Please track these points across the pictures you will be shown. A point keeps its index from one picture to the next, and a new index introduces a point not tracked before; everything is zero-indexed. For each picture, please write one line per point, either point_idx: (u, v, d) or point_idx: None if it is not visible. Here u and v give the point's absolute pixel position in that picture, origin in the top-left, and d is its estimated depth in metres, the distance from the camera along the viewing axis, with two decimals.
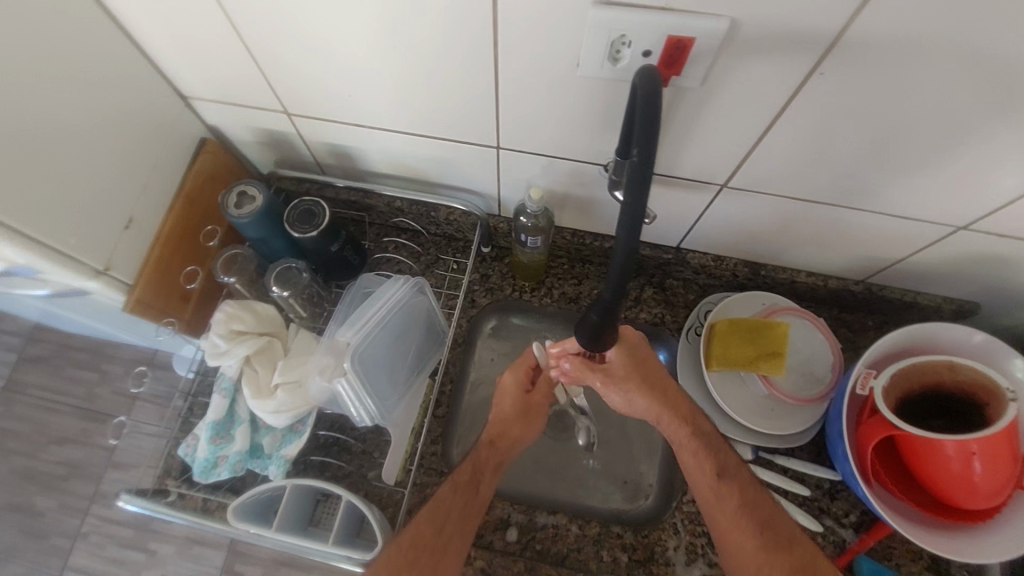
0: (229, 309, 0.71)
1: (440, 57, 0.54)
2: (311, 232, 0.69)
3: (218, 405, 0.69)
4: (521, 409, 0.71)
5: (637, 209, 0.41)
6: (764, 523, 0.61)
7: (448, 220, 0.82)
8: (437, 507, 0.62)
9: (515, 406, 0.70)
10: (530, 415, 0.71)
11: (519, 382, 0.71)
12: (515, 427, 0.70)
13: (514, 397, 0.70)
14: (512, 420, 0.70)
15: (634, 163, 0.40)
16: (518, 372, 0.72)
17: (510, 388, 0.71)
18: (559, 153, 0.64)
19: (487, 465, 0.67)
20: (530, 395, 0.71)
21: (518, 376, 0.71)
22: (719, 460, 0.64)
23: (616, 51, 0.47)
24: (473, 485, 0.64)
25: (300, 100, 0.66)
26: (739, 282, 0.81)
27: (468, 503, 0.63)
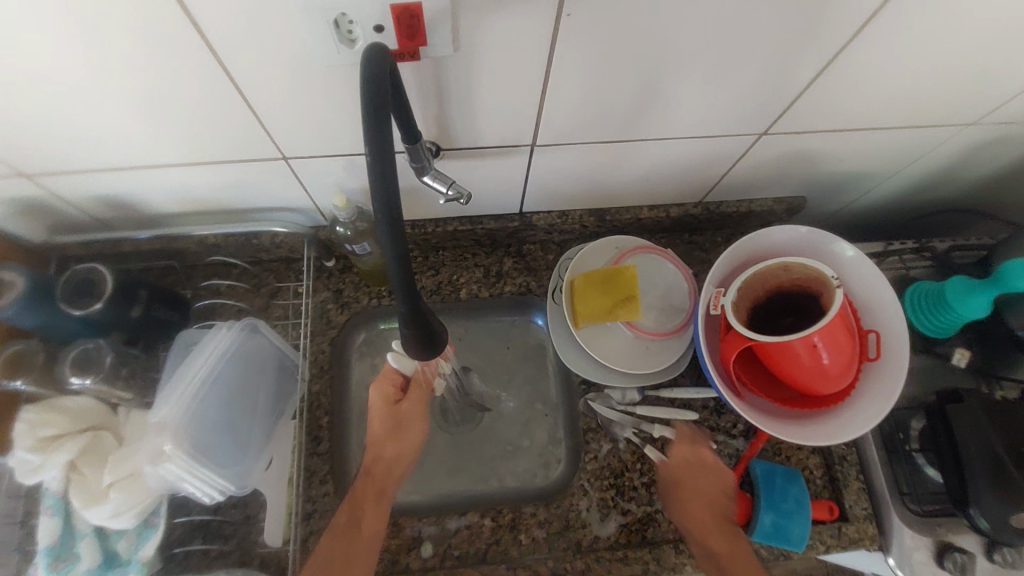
0: (29, 417, 0.59)
1: (161, 76, 0.46)
2: (98, 305, 0.61)
3: (47, 527, 0.59)
4: (391, 424, 0.66)
5: (388, 187, 0.36)
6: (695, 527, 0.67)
7: (273, 245, 0.74)
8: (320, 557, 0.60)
9: (385, 422, 0.66)
10: (404, 426, 0.67)
11: (386, 397, 0.65)
12: (388, 448, 0.67)
13: (382, 417, 0.65)
14: (383, 441, 0.67)
15: (370, 158, 0.35)
16: (383, 388, 0.66)
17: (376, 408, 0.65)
18: (354, 151, 0.58)
19: (367, 503, 0.64)
20: (401, 406, 0.66)
21: (384, 389, 0.65)
22: (715, 539, 0.66)
23: (346, 32, 0.42)
24: (353, 525, 0.62)
25: (27, 157, 0.55)
26: (591, 232, 0.80)
27: (351, 547, 0.61)
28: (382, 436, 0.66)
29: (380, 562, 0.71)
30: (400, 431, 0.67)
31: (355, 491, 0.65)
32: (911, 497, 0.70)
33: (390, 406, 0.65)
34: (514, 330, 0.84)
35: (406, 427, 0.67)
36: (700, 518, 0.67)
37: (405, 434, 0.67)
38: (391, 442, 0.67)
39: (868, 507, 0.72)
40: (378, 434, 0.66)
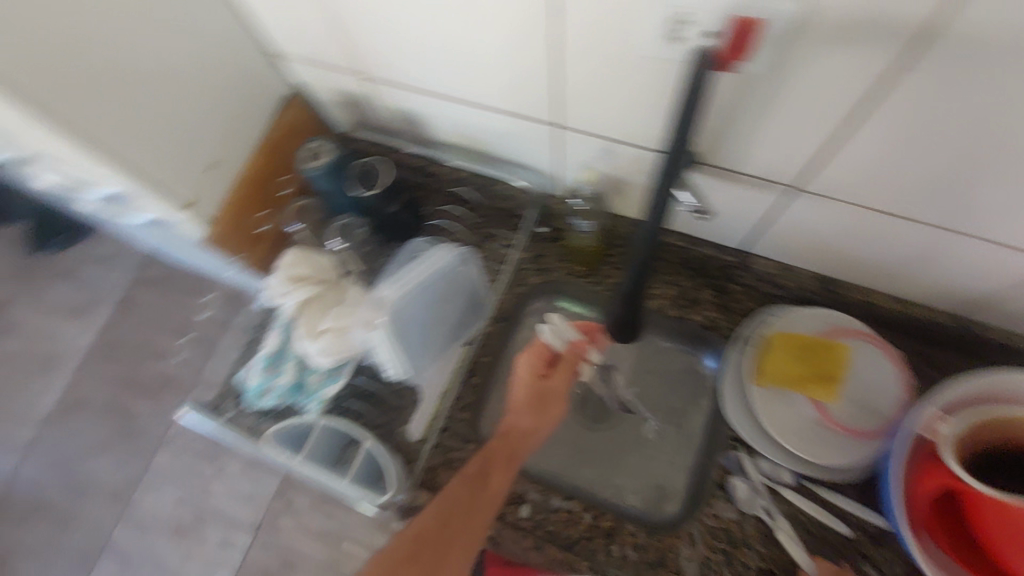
0: (292, 255, 0.76)
1: (504, 28, 0.53)
2: (370, 191, 0.74)
3: (275, 340, 0.76)
4: (535, 396, 0.71)
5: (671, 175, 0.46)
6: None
7: (506, 195, 0.82)
8: (447, 498, 0.63)
9: (528, 394, 0.71)
10: (545, 403, 0.71)
11: (534, 368, 0.72)
12: (524, 420, 0.69)
13: (527, 385, 0.71)
14: (523, 412, 0.70)
15: (667, 157, 0.45)
16: (534, 359, 0.73)
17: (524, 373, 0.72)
18: (620, 138, 0.62)
19: (495, 472, 0.66)
20: (546, 381, 0.72)
21: (533, 361, 0.73)
22: None
23: (677, 30, 0.45)
24: (481, 477, 0.65)
25: (374, 64, 0.68)
26: (807, 297, 0.75)
27: (478, 498, 0.63)
28: (523, 405, 0.70)
29: None
30: (541, 407, 0.71)
31: (488, 452, 0.67)
32: None
33: (535, 376, 0.72)
34: (682, 358, 0.83)
35: (547, 406, 0.71)
36: None
37: (546, 410, 0.71)
38: (535, 415, 0.70)
39: None
40: (522, 399, 0.71)
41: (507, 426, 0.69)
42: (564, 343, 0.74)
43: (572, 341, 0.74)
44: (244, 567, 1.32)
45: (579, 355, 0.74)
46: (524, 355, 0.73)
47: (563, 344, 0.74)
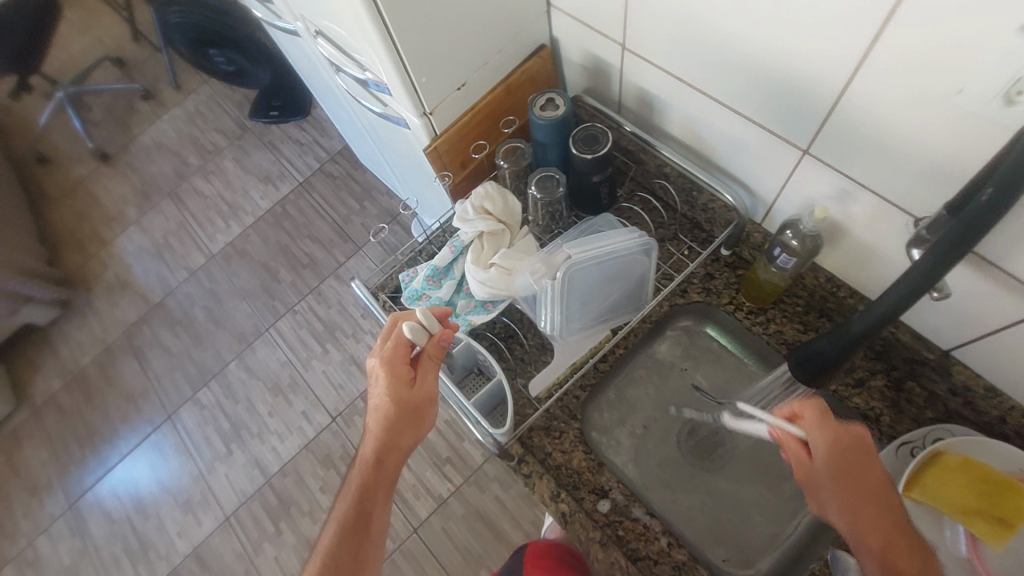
0: (488, 189, 0.81)
1: (808, 39, 0.51)
2: (587, 155, 0.75)
3: (445, 255, 0.80)
4: (407, 409, 0.64)
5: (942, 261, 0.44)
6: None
7: (706, 206, 0.80)
8: (361, 509, 0.65)
9: (395, 407, 0.63)
10: (419, 413, 0.64)
11: (400, 374, 0.64)
12: (405, 438, 0.64)
13: (398, 390, 0.63)
14: (398, 429, 0.64)
15: (954, 229, 0.42)
16: (393, 361, 0.64)
17: (386, 377, 0.63)
18: (868, 187, 0.58)
19: (374, 488, 0.65)
20: (414, 389, 0.64)
21: (394, 362, 0.64)
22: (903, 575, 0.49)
23: (1018, 90, 0.41)
24: (376, 486, 0.65)
25: (643, 39, 0.70)
26: (1000, 430, 0.66)
27: (370, 502, 0.65)
28: (396, 419, 0.63)
29: (567, 477, 0.77)
30: (415, 418, 0.64)
31: (376, 474, 0.65)
32: None
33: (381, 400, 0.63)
34: None
35: (423, 414, 0.64)
36: None
37: (413, 428, 0.64)
38: (406, 432, 0.64)
39: None
40: (377, 430, 0.64)
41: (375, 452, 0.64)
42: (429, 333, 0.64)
43: (433, 330, 0.64)
44: (313, 443, 1.46)
45: (444, 347, 0.65)
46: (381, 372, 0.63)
47: (423, 338, 0.63)
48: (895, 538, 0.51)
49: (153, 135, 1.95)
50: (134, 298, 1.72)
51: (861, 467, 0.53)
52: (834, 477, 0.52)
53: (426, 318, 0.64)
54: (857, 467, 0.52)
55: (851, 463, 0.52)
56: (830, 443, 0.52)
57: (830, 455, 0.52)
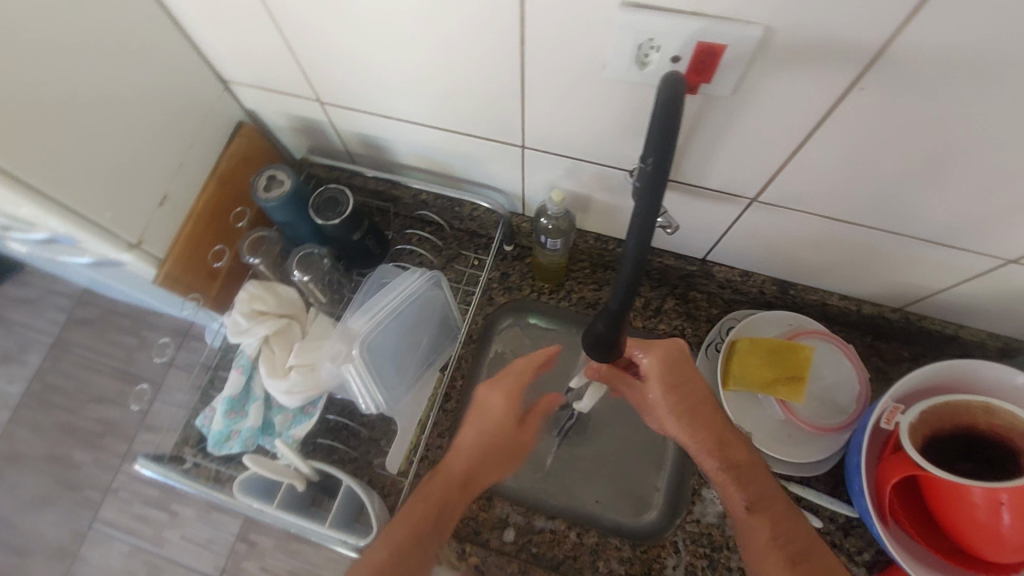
0: (251, 289, 0.72)
1: (469, 55, 0.53)
2: (334, 220, 0.71)
3: (236, 380, 0.71)
4: (506, 448, 0.69)
5: (644, 231, 0.41)
6: (743, 476, 0.59)
7: (471, 216, 0.81)
8: (411, 545, 0.61)
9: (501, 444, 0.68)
10: (509, 451, 0.69)
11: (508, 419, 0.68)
12: (490, 469, 0.67)
13: (505, 432, 0.68)
14: (487, 455, 0.67)
15: (648, 169, 0.39)
16: (502, 397, 0.69)
17: (496, 416, 0.68)
18: (586, 156, 0.62)
19: (428, 541, 0.62)
20: (520, 429, 0.70)
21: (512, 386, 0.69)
22: (752, 490, 0.58)
23: (643, 55, 0.45)
24: (435, 519, 0.63)
25: (331, 87, 0.66)
26: (766, 300, 0.78)
27: (424, 544, 0.62)
28: (492, 449, 0.68)
29: (464, 527, 0.75)
30: (512, 451, 0.69)
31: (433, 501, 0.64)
32: None
33: (507, 416, 0.68)
34: None
35: (513, 454, 0.70)
36: (788, 554, 0.56)
37: (502, 458, 0.69)
38: (493, 457, 0.68)
39: None
40: (475, 456, 0.66)
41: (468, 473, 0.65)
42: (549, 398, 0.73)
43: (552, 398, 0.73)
44: None
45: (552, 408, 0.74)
46: (495, 393, 0.68)
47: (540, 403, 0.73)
48: (728, 435, 0.60)
49: None
50: None
51: (690, 379, 0.61)
52: (665, 392, 0.60)
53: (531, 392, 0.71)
54: (684, 376, 0.61)
55: (678, 375, 0.61)
56: (658, 364, 0.60)
57: (658, 373, 0.60)
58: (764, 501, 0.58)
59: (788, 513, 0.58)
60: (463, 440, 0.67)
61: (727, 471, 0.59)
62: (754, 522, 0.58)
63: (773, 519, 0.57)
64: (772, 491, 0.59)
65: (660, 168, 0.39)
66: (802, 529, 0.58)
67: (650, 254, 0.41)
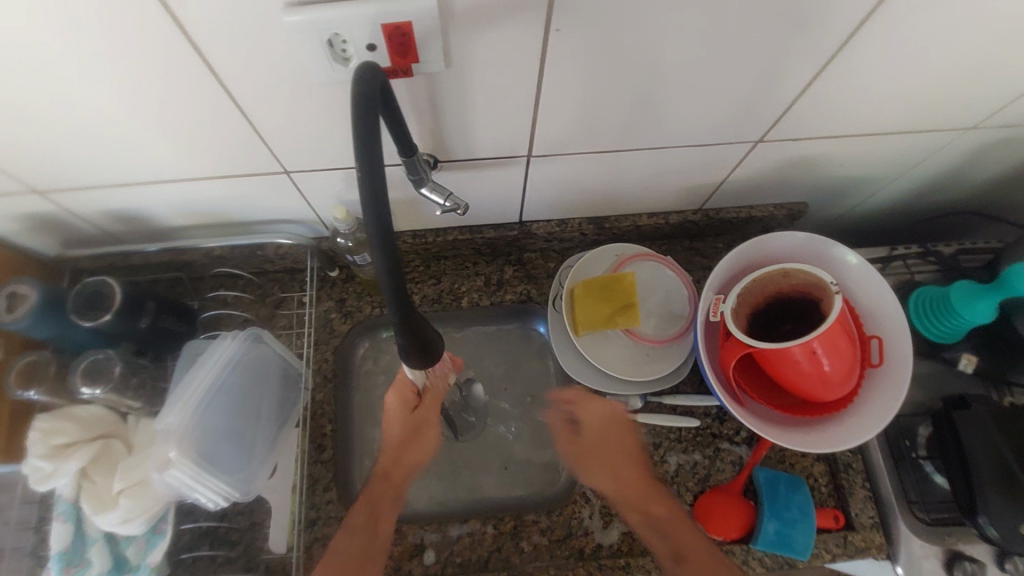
0: (43, 424, 0.61)
1: (166, 95, 0.47)
2: (105, 317, 0.62)
3: (60, 532, 0.60)
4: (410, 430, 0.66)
5: (385, 232, 0.38)
6: (645, 511, 0.64)
7: (278, 256, 0.75)
8: (336, 562, 0.59)
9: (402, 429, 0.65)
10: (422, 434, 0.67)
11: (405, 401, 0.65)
12: (408, 455, 0.66)
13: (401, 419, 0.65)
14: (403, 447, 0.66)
15: (363, 172, 0.36)
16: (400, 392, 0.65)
17: (395, 406, 0.65)
18: (353, 163, 0.59)
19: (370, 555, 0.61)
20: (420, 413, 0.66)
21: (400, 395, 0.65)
22: (652, 522, 0.63)
23: (339, 51, 0.43)
24: (370, 527, 0.62)
25: (39, 174, 0.57)
26: (591, 239, 0.80)
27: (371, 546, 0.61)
28: (400, 441, 0.66)
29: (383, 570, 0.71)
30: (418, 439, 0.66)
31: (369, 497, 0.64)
32: (919, 506, 0.69)
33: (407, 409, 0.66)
34: (517, 338, 0.84)
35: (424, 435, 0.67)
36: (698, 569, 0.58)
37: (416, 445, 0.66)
38: (409, 449, 0.66)
39: (875, 515, 0.71)
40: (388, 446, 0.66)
41: (388, 469, 0.65)
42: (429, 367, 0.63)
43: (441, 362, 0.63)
44: None
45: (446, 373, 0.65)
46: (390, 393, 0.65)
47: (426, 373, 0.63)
48: (647, 477, 0.66)
49: None
50: None
51: (621, 433, 0.68)
52: (614, 437, 0.68)
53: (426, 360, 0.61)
54: (615, 431, 0.68)
55: (619, 424, 0.68)
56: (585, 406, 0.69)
57: (598, 406, 0.69)
58: (664, 527, 0.63)
59: (688, 529, 0.62)
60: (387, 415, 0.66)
61: (644, 513, 0.64)
62: (661, 554, 0.61)
63: (680, 538, 0.62)
64: (668, 514, 0.63)
65: (370, 164, 0.36)
66: (699, 536, 0.62)
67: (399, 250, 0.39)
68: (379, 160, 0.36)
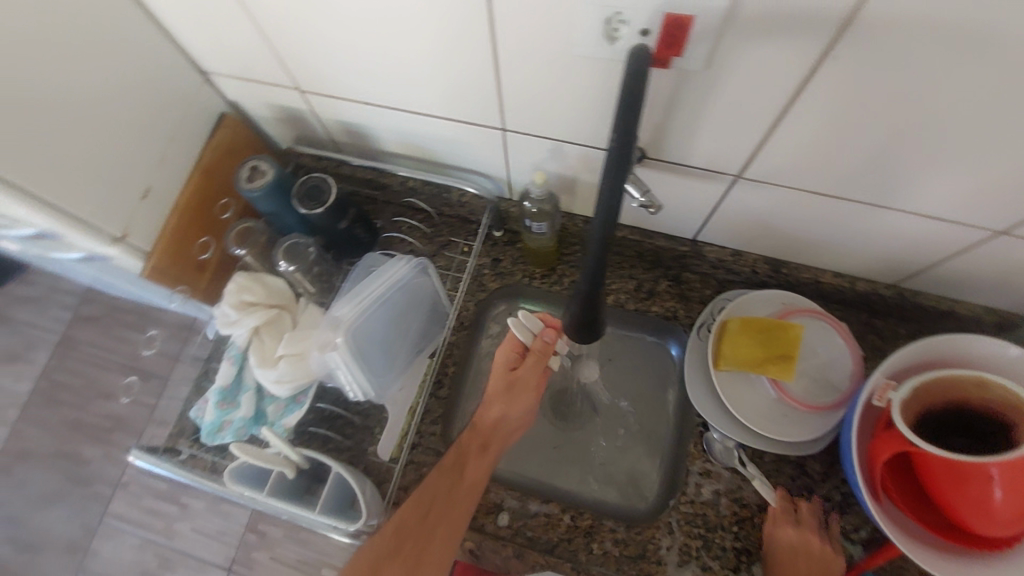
0: (240, 281, 0.73)
1: (440, 32, 0.52)
2: (316, 210, 0.70)
3: (226, 371, 0.71)
4: (504, 387, 0.66)
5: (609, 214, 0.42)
6: None
7: (460, 202, 0.81)
8: (425, 492, 0.63)
9: (499, 384, 0.66)
10: (516, 393, 0.66)
11: (506, 359, 0.67)
12: (494, 409, 0.67)
13: (497, 375, 0.66)
14: (496, 399, 0.66)
15: (612, 151, 0.40)
16: (507, 349, 0.67)
17: (497, 360, 0.67)
18: (565, 137, 0.62)
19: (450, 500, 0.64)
20: (515, 372, 0.66)
21: (505, 353, 0.67)
22: None
23: (612, 29, 0.45)
24: (458, 468, 0.65)
25: (309, 75, 0.66)
26: (760, 279, 0.77)
27: (455, 487, 0.64)
28: (496, 396, 0.66)
29: None
30: (510, 397, 0.66)
31: (461, 444, 0.66)
32: None
33: (507, 368, 0.67)
34: (647, 350, 0.84)
35: (517, 394, 0.66)
36: None
37: (510, 401, 0.66)
38: (501, 405, 0.66)
39: None
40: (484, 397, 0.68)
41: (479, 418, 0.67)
42: (533, 333, 0.65)
43: (540, 330, 0.66)
44: None
45: (549, 344, 0.66)
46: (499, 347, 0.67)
47: (529, 336, 0.65)
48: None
49: None
50: None
51: (804, 542, 0.65)
52: (815, 545, 0.65)
53: (528, 316, 0.65)
54: (809, 542, 0.65)
55: (801, 537, 0.65)
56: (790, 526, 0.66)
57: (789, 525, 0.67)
58: None
59: None
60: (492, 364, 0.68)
61: None
62: None
63: None
64: None
65: (621, 145, 0.39)
66: None
67: (614, 231, 0.43)
68: (632, 143, 0.39)
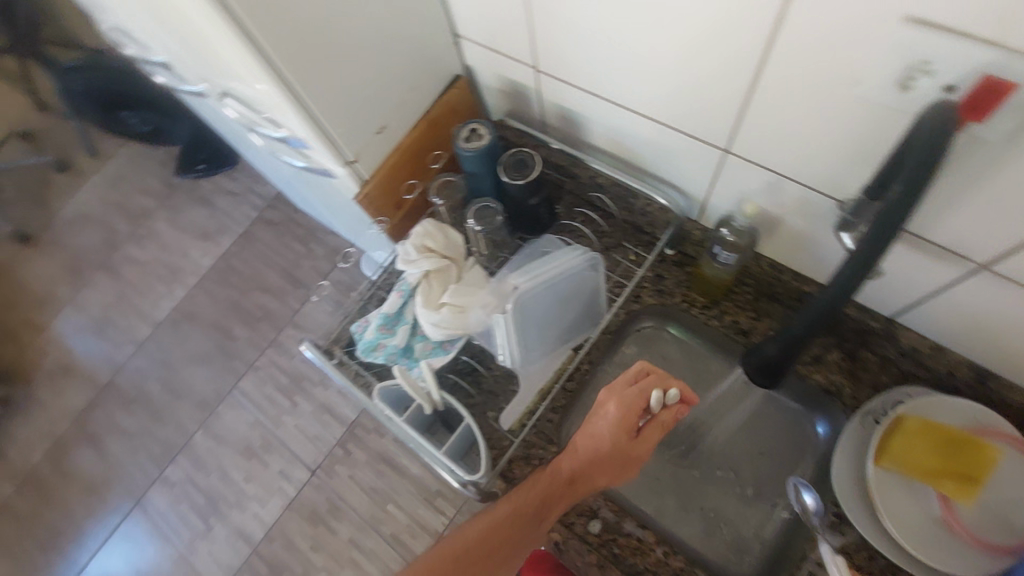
0: (426, 227, 0.79)
1: (716, 43, 0.52)
2: (519, 180, 0.73)
3: (394, 300, 0.78)
4: (609, 455, 0.62)
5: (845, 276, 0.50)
6: None
7: (644, 210, 0.81)
8: (492, 527, 0.60)
9: (602, 446, 0.62)
10: (623, 466, 0.63)
11: (623, 420, 0.62)
12: (600, 477, 0.62)
13: (615, 434, 0.62)
14: (598, 465, 0.62)
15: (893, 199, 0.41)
16: (622, 409, 0.62)
17: (611, 417, 0.62)
18: (793, 174, 0.60)
19: (515, 544, 0.60)
20: (630, 443, 0.62)
21: (624, 412, 0.62)
22: None
23: (910, 78, 0.44)
24: (531, 517, 0.61)
25: (554, 58, 0.69)
26: (951, 384, 0.69)
27: (520, 536, 0.60)
28: (597, 454, 0.62)
29: None
30: (617, 467, 0.62)
31: (544, 492, 0.62)
32: None
33: (619, 428, 0.62)
34: (790, 417, 0.78)
35: (628, 468, 0.63)
36: None
37: (612, 466, 0.62)
38: (599, 472, 0.62)
39: None
40: (581, 450, 0.63)
41: (574, 474, 0.62)
42: (662, 404, 0.62)
43: (671, 405, 0.62)
44: (295, 502, 1.61)
45: (677, 420, 0.62)
46: (612, 403, 0.63)
47: (661, 404, 0.62)
48: None
49: (74, 208, 2.13)
50: (86, 382, 1.86)
51: None
52: None
53: (672, 393, 0.62)
54: None
55: None
56: None
57: None
58: None
59: None
60: (597, 414, 0.64)
61: None
62: None
63: None
64: None
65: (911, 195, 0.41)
66: None
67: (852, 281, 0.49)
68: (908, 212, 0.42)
